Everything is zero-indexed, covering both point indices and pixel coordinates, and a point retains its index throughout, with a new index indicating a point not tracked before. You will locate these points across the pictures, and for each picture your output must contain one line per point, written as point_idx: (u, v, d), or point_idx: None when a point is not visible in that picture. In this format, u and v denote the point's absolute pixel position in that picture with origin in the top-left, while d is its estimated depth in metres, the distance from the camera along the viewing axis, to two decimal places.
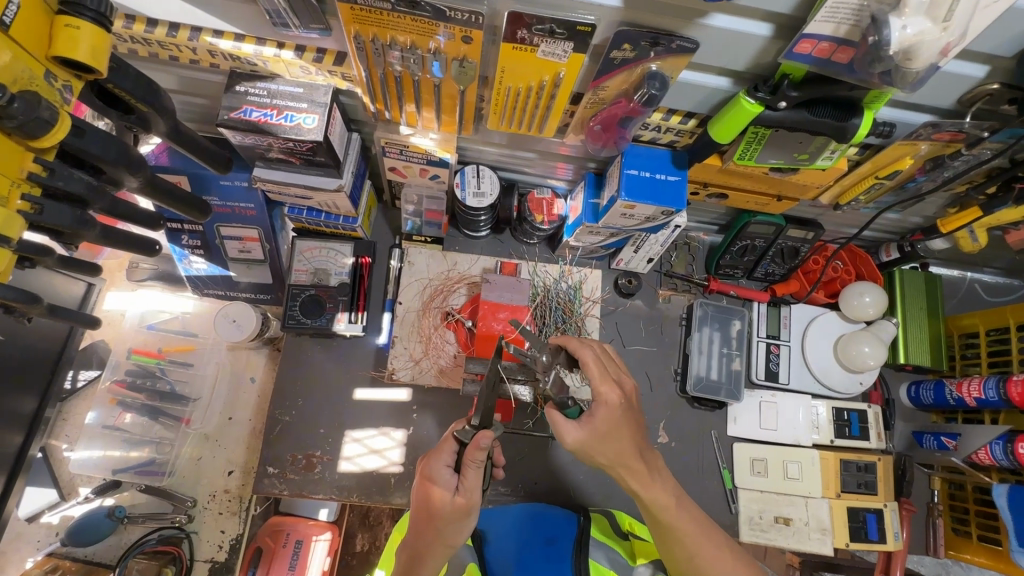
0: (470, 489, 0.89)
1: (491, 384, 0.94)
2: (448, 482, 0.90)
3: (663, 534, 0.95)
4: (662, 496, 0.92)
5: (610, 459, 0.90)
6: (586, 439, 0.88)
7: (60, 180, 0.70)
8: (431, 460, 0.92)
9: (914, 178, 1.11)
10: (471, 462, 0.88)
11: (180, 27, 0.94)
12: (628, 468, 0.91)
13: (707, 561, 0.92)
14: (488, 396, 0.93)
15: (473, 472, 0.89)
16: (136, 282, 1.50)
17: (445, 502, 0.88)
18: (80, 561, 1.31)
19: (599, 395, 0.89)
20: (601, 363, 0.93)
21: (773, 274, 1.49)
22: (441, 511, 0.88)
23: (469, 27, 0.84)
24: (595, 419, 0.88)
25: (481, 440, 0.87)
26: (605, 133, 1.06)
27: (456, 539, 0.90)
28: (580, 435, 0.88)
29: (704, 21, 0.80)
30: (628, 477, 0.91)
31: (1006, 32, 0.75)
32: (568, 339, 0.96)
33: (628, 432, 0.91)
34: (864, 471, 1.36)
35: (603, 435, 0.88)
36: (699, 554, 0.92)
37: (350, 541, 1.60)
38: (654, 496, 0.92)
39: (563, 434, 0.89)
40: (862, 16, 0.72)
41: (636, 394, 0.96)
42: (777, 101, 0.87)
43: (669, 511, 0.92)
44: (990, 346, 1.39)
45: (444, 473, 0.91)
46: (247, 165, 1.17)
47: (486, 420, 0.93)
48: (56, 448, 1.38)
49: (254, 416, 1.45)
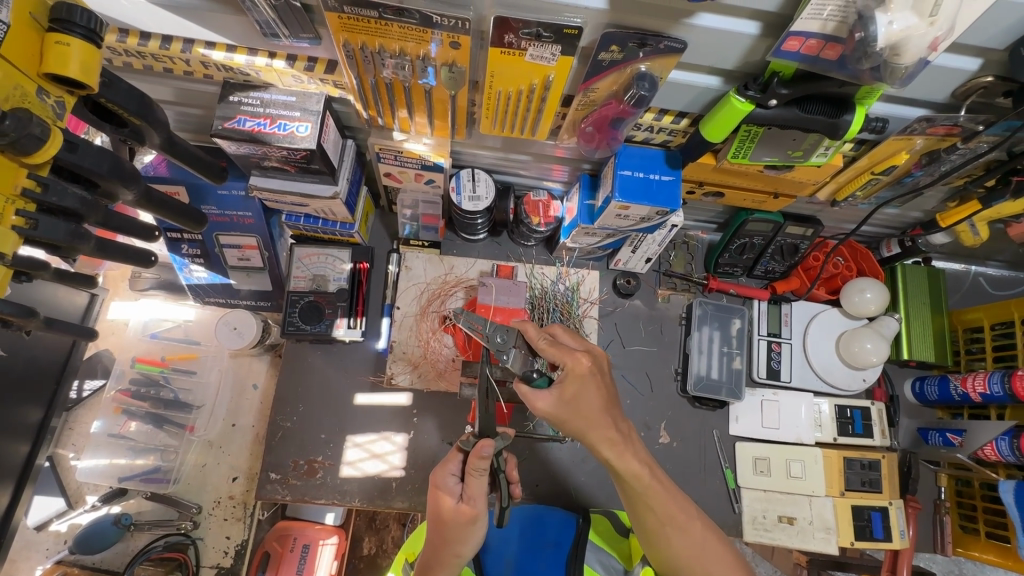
0: (472, 497, 0.90)
1: (485, 391, 0.96)
2: (453, 490, 0.92)
3: (634, 501, 0.92)
4: (636, 466, 0.89)
5: (597, 433, 0.88)
6: (557, 408, 0.89)
7: (54, 195, 0.71)
8: (438, 468, 0.94)
9: (911, 173, 1.10)
10: (474, 470, 0.89)
11: (173, 40, 0.95)
12: (601, 436, 0.88)
13: (679, 530, 0.90)
14: (485, 403, 0.96)
15: (476, 480, 0.90)
16: (139, 291, 1.52)
17: (449, 508, 0.90)
18: (89, 569, 1.32)
19: (567, 366, 0.90)
20: (556, 343, 0.93)
21: (773, 271, 1.48)
22: (448, 517, 0.90)
23: (456, 32, 0.84)
24: (569, 387, 0.89)
25: (483, 449, 0.88)
26: (597, 134, 1.06)
27: (464, 550, 0.90)
28: (551, 405, 0.89)
29: (691, 21, 0.79)
30: (601, 445, 0.89)
31: (996, 25, 0.74)
32: (527, 323, 0.96)
33: (597, 396, 0.90)
34: (868, 469, 1.36)
35: (575, 406, 0.89)
36: (671, 524, 0.90)
37: (356, 544, 1.60)
38: (624, 462, 0.89)
39: (533, 404, 0.89)
40: (848, 13, 0.72)
41: (597, 368, 0.91)
42: (767, 99, 0.87)
43: (643, 480, 0.89)
44: (996, 340, 1.37)
45: (449, 480, 0.93)
46: (243, 174, 1.18)
47: (488, 428, 0.95)
48: (63, 457, 1.41)
49: (257, 422, 1.46)
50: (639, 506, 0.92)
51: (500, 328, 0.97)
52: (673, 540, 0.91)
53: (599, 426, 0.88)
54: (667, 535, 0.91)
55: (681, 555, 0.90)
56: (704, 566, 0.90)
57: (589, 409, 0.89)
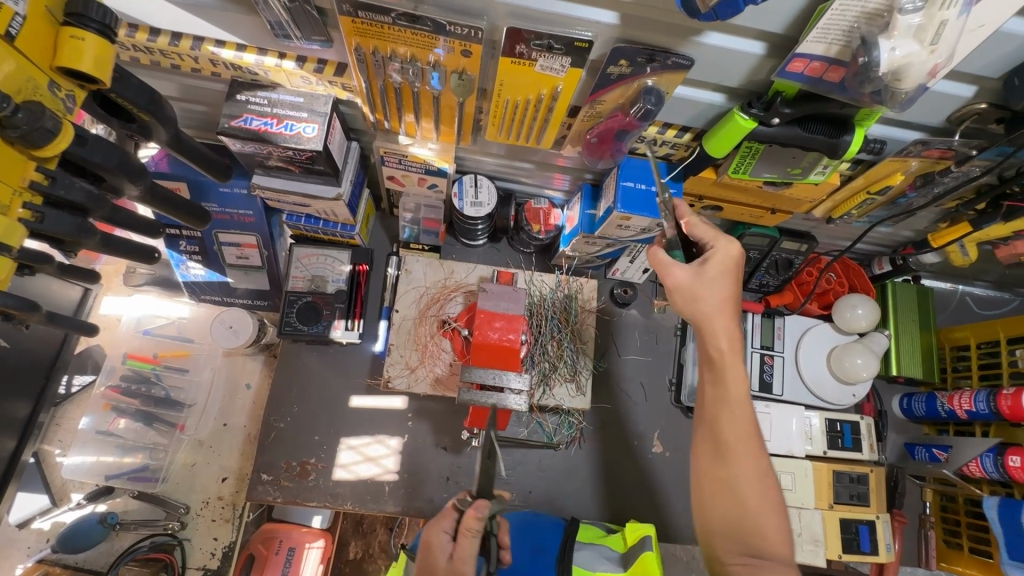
0: (463, 557, 0.88)
1: (485, 442, 0.91)
2: (444, 548, 0.90)
3: (704, 411, 0.89)
4: (741, 372, 0.88)
5: (710, 334, 0.89)
6: (688, 281, 0.89)
7: (61, 189, 0.71)
8: (431, 524, 0.94)
9: (905, 195, 1.12)
10: (468, 530, 0.89)
11: (183, 37, 0.95)
12: (711, 334, 0.89)
13: (746, 467, 0.84)
14: (488, 465, 0.90)
15: (467, 541, 0.89)
16: (133, 286, 1.50)
17: (441, 565, 0.89)
18: (71, 568, 1.29)
19: (710, 251, 0.90)
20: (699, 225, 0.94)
21: (767, 285, 1.50)
22: (437, 572, 0.89)
23: (468, 40, 0.85)
24: (709, 261, 0.89)
25: (478, 509, 0.89)
26: (602, 146, 1.07)
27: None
28: (682, 275, 0.89)
29: (698, 39, 0.81)
30: (708, 336, 0.89)
31: (992, 54, 0.77)
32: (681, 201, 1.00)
33: (724, 292, 0.88)
34: (856, 482, 1.38)
35: (702, 287, 0.88)
36: (735, 458, 0.84)
37: (343, 548, 1.59)
38: (711, 336, 0.88)
39: (666, 272, 0.91)
40: (852, 38, 0.73)
41: (742, 260, 0.90)
42: (770, 118, 0.89)
43: (726, 391, 0.87)
44: (981, 358, 1.41)
45: (441, 537, 0.92)
46: (247, 173, 1.18)
47: (484, 489, 0.94)
48: (49, 453, 1.38)
49: (249, 422, 1.44)
50: (708, 415, 0.88)
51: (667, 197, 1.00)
52: (730, 472, 0.84)
53: (717, 314, 0.88)
54: (724, 465, 0.85)
55: (739, 487, 0.83)
56: (759, 500, 0.83)
57: (681, 280, 0.89)
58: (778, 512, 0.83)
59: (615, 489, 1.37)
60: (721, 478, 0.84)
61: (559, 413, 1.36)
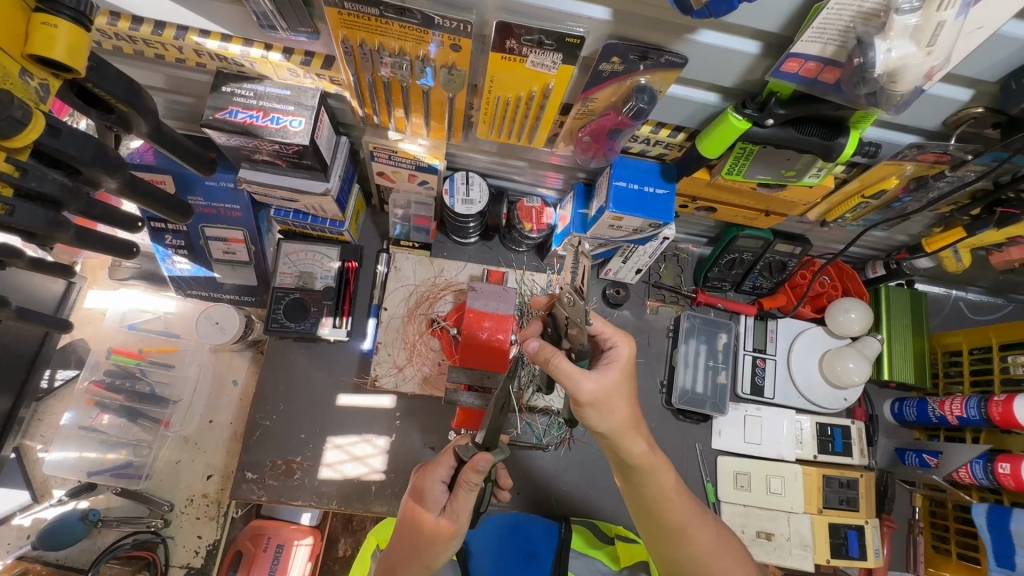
0: (456, 511, 0.88)
1: (501, 404, 0.90)
2: (438, 500, 0.90)
3: (643, 504, 0.92)
4: (640, 446, 0.89)
5: (627, 444, 0.87)
6: (599, 390, 0.83)
7: (33, 180, 0.68)
8: (426, 472, 0.92)
9: (900, 199, 1.11)
10: (465, 484, 0.87)
11: (166, 26, 0.92)
12: (628, 444, 0.87)
13: (684, 535, 0.91)
14: (496, 417, 0.90)
15: (465, 494, 0.88)
16: (118, 280, 1.48)
17: (429, 522, 0.88)
18: (52, 565, 1.27)
19: (615, 349, 0.88)
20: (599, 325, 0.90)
21: (760, 287, 1.49)
22: (424, 529, 0.88)
23: (457, 35, 0.83)
24: (615, 364, 0.86)
25: (479, 462, 0.85)
26: (594, 144, 1.06)
27: (435, 561, 0.89)
28: (595, 387, 0.83)
29: (692, 37, 0.79)
30: (623, 442, 0.87)
31: (989, 57, 0.76)
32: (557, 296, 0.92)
33: (626, 406, 0.86)
34: (847, 487, 1.37)
35: (614, 391, 0.85)
36: (676, 530, 0.91)
37: (332, 546, 1.58)
38: (629, 445, 0.87)
39: (580, 386, 0.82)
40: (848, 38, 0.72)
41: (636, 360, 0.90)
42: (764, 118, 0.87)
43: (657, 482, 0.90)
44: (973, 364, 1.40)
45: (438, 487, 0.91)
46: (232, 166, 1.15)
47: (489, 441, 0.91)
48: (31, 449, 1.35)
49: (235, 419, 1.42)
50: (650, 507, 0.91)
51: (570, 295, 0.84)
52: (679, 547, 0.91)
53: (622, 411, 0.86)
54: (674, 544, 0.92)
55: (689, 556, 0.91)
56: (721, 563, 0.91)
57: (588, 393, 0.83)
58: (739, 560, 0.93)
59: (604, 490, 1.36)
60: (682, 555, 0.92)
61: (549, 414, 1.33)
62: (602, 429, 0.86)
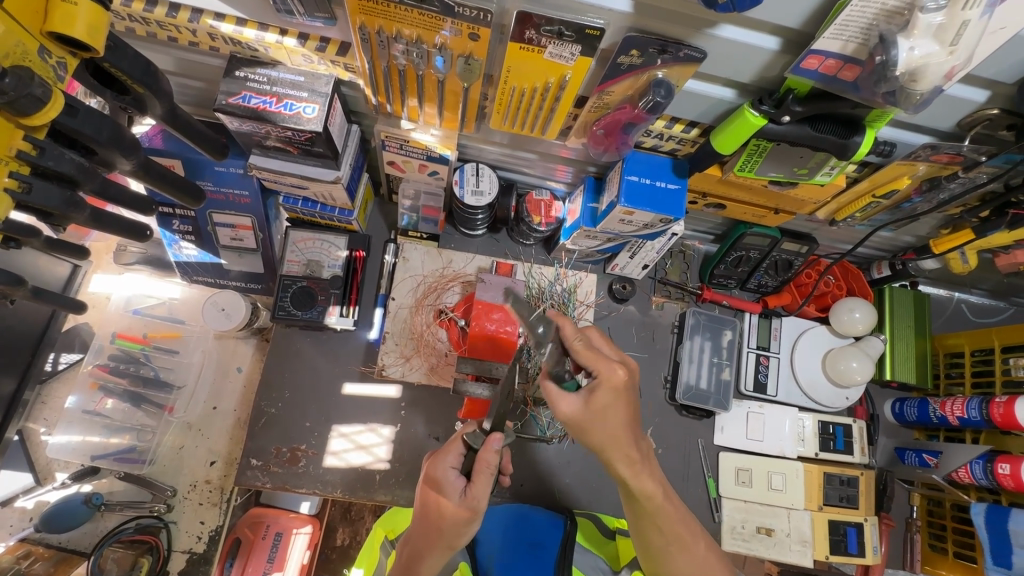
0: (475, 495, 0.88)
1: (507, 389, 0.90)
2: (454, 486, 0.90)
3: (657, 535, 0.93)
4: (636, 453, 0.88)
5: (617, 462, 0.88)
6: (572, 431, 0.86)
7: (50, 160, 0.69)
8: (436, 461, 0.92)
9: (910, 199, 1.12)
10: (484, 467, 0.88)
11: (180, 8, 0.91)
12: (618, 466, 0.89)
13: (684, 550, 0.93)
14: (505, 397, 0.90)
15: (482, 478, 0.88)
16: (123, 265, 1.47)
17: (450, 506, 0.88)
18: (55, 548, 1.27)
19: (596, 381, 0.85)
20: (592, 346, 0.87)
21: (765, 285, 1.50)
22: (447, 514, 0.88)
23: (476, 24, 0.83)
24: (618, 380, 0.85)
25: (493, 443, 0.88)
26: (607, 138, 1.05)
27: (458, 541, 0.90)
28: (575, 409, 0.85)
29: (713, 32, 0.79)
30: (617, 474, 0.89)
31: (1009, 59, 0.76)
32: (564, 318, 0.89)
33: (622, 426, 0.86)
34: (847, 485, 1.38)
35: (598, 435, 0.85)
36: (675, 543, 0.92)
37: (331, 534, 1.60)
38: (619, 460, 0.88)
39: (558, 407, 0.85)
40: (870, 35, 0.72)
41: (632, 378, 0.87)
42: (781, 115, 0.87)
43: (669, 514, 0.91)
44: (975, 366, 1.41)
45: (450, 474, 0.90)
46: (243, 152, 1.14)
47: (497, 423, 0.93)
48: (34, 432, 1.35)
49: (239, 406, 1.41)
50: (659, 525, 0.92)
51: (541, 319, 0.90)
52: (677, 558, 0.93)
53: (619, 437, 0.86)
54: (671, 555, 0.93)
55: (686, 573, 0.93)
56: None
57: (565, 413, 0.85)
58: None
59: (607, 485, 1.36)
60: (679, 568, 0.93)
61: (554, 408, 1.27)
62: (598, 444, 0.87)
